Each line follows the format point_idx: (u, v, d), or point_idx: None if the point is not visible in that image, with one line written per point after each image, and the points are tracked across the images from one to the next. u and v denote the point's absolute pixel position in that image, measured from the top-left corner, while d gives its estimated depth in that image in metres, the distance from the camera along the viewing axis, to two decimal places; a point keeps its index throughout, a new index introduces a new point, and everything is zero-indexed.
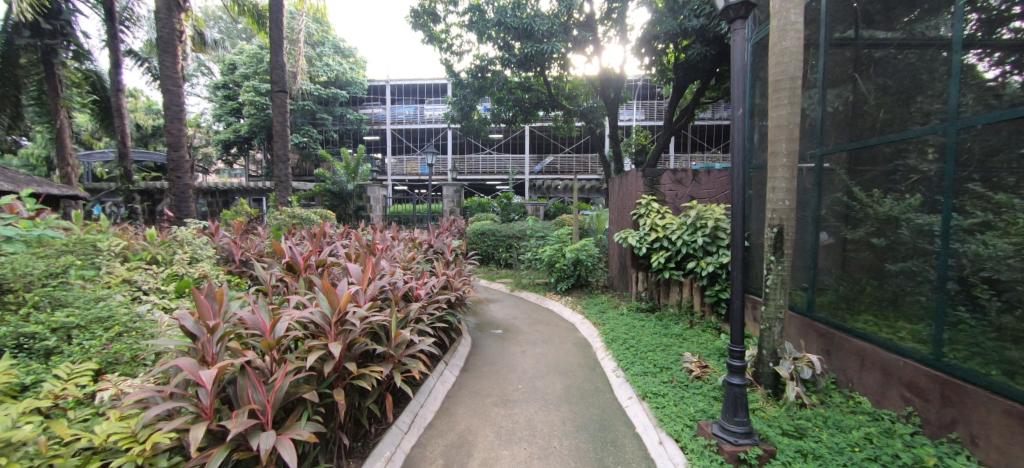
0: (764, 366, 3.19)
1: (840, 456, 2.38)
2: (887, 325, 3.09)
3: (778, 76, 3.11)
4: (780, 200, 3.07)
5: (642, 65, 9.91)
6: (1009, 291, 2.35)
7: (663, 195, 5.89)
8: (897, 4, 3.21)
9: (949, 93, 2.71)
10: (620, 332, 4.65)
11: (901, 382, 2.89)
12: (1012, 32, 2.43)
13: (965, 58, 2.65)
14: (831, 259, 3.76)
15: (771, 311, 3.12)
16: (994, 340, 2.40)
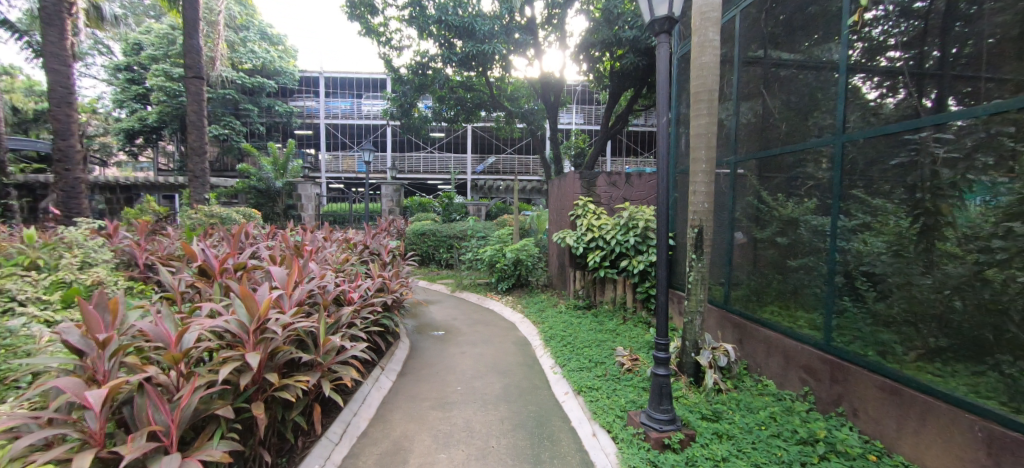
0: (687, 356, 3.44)
1: (749, 435, 2.63)
2: (789, 314, 3.47)
3: (698, 89, 3.37)
4: (701, 202, 3.32)
5: (580, 71, 10.26)
6: (882, 282, 2.73)
7: (599, 196, 6.12)
8: (797, 29, 3.60)
9: (839, 111, 3.09)
10: (557, 329, 4.79)
11: (800, 366, 3.25)
12: (887, 60, 2.82)
13: (852, 81, 3.04)
14: (743, 257, 4.15)
15: (693, 305, 3.36)
16: (871, 325, 2.78)
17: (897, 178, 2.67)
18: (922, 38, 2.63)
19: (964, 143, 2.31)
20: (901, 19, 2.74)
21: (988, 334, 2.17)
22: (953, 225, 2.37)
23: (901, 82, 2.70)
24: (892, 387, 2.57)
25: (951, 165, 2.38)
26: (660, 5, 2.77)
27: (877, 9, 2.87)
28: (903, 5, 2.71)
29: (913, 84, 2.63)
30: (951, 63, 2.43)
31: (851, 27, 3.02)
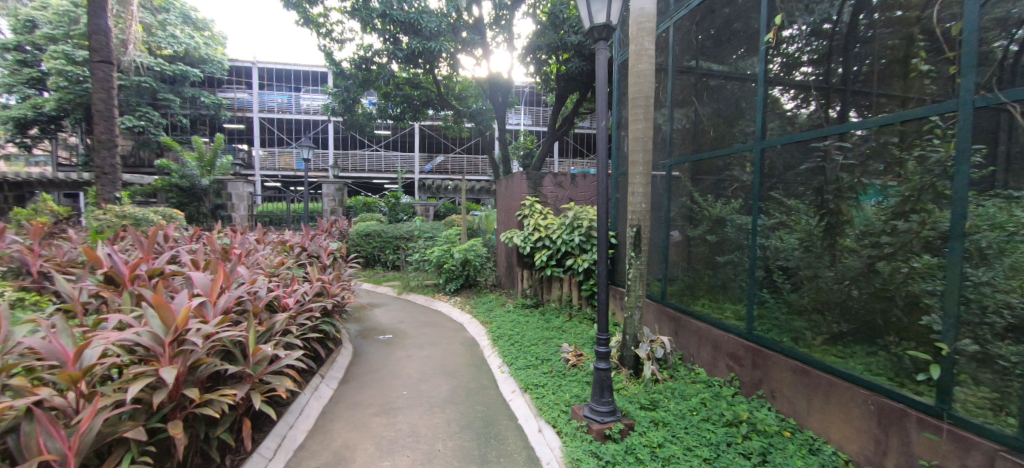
0: (627, 350, 3.60)
1: (682, 421, 2.81)
2: (718, 307, 3.75)
3: (636, 94, 3.54)
4: (638, 202, 3.49)
5: (527, 73, 10.41)
6: (795, 275, 3.03)
7: (545, 197, 6.24)
8: (724, 42, 3.89)
9: (760, 119, 3.38)
10: (505, 329, 4.83)
11: (727, 354, 3.52)
12: (801, 74, 3.12)
13: (772, 92, 3.34)
14: (678, 254, 4.42)
15: (632, 301, 3.53)
16: (786, 314, 3.07)
17: (807, 181, 2.97)
18: (827, 56, 2.94)
19: (860, 150, 2.62)
20: (811, 38, 3.04)
21: (878, 318, 2.47)
22: (851, 223, 2.68)
23: (811, 95, 3.02)
24: (802, 368, 2.86)
25: (849, 170, 2.69)
26: (598, 13, 2.87)
27: (791, 28, 3.17)
28: (812, 26, 3.01)
29: (821, 97, 2.94)
30: (851, 79, 2.74)
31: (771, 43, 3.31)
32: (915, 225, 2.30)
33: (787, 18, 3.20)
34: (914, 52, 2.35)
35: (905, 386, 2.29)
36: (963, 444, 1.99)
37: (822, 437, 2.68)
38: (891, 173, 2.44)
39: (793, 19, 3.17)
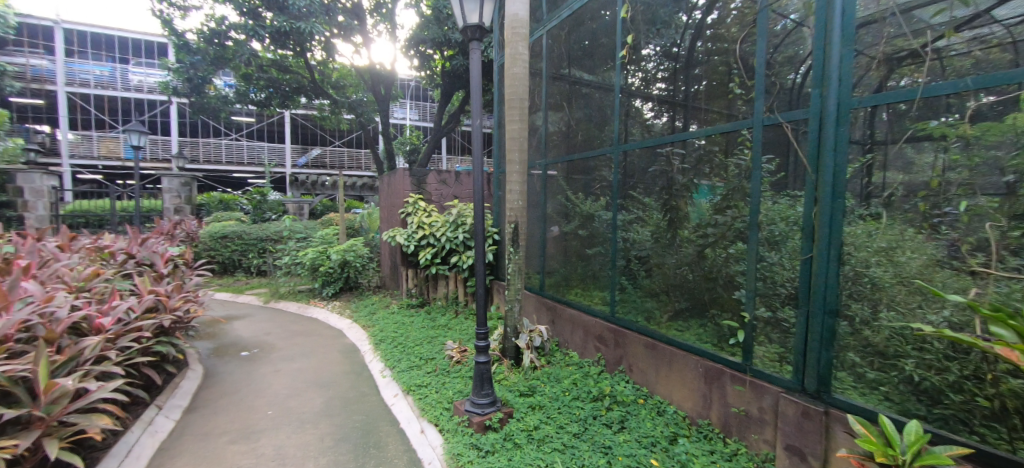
0: (508, 341, 3.76)
1: (556, 402, 3.04)
2: (588, 294, 4.13)
3: (511, 96, 3.70)
4: (516, 200, 3.67)
5: (411, 66, 10.11)
6: (648, 263, 3.51)
7: (429, 194, 6.17)
8: (592, 54, 4.28)
9: (621, 126, 3.83)
10: (388, 331, 4.66)
11: (595, 336, 3.90)
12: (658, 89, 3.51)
13: (632, 103, 3.76)
14: (554, 248, 4.76)
15: (512, 294, 3.69)
16: (640, 297, 3.53)
17: (655, 181, 3.45)
18: (674, 74, 3.37)
19: (693, 156, 3.13)
20: (662, 59, 3.49)
21: (705, 295, 3.00)
22: (687, 217, 3.19)
23: (660, 108, 3.47)
24: (652, 343, 3.31)
25: (685, 173, 3.19)
26: (471, 13, 2.92)
27: (647, 48, 3.63)
28: (662, 49, 3.48)
29: (669, 110, 3.38)
30: (691, 96, 3.20)
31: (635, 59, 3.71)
32: (729, 219, 2.85)
33: (642, 39, 3.66)
34: (733, 77, 2.84)
35: (723, 350, 2.82)
36: (760, 391, 2.52)
37: (666, 400, 3.13)
38: (713, 176, 2.97)
39: (648, 41, 3.62)
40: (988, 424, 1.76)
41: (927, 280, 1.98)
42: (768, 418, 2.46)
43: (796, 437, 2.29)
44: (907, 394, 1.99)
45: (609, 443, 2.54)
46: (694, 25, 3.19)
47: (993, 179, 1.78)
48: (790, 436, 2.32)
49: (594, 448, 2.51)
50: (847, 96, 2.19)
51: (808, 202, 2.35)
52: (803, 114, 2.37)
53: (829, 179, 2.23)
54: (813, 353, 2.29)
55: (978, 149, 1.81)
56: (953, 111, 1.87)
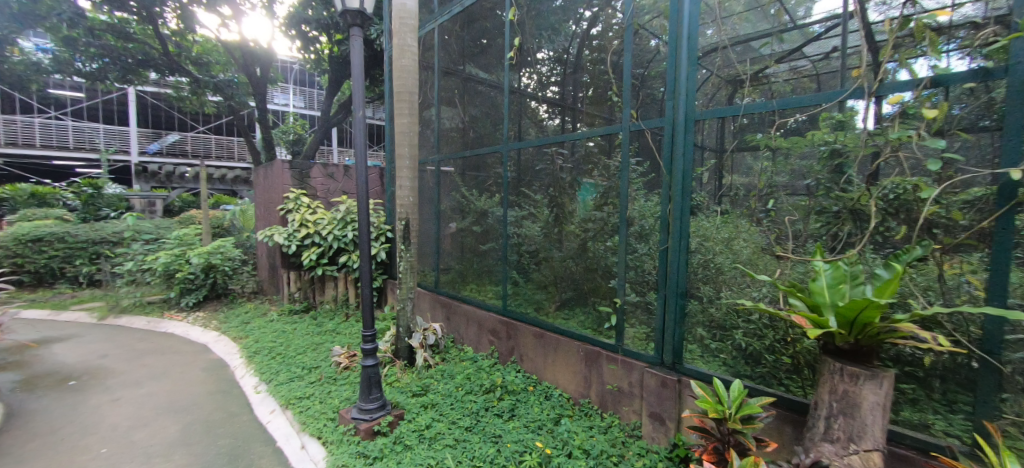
0: (401, 341, 3.68)
1: (449, 398, 3.06)
2: (482, 289, 4.22)
3: (400, 89, 3.58)
4: (406, 196, 3.58)
5: (292, 47, 9.18)
6: (536, 256, 3.71)
7: (313, 189, 5.71)
8: (485, 53, 4.34)
9: (512, 125, 3.95)
10: (265, 342, 4.21)
11: (489, 330, 3.99)
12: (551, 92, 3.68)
13: (528, 104, 3.87)
14: (449, 245, 4.75)
15: (404, 292, 3.61)
16: (530, 290, 3.71)
17: (542, 179, 3.65)
18: (562, 80, 3.61)
19: (575, 157, 3.38)
20: (554, 65, 3.71)
21: (586, 284, 3.28)
22: (570, 213, 3.43)
23: (551, 111, 3.66)
24: (540, 332, 3.50)
25: (568, 172, 3.43)
26: None
27: (540, 52, 3.81)
28: (555, 54, 3.68)
29: (561, 113, 3.58)
30: (580, 101, 3.42)
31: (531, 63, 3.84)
32: (604, 215, 3.14)
33: (535, 44, 3.85)
34: (609, 86, 3.14)
35: (600, 333, 3.10)
36: (629, 367, 2.83)
37: (554, 384, 3.34)
38: (592, 176, 3.23)
39: (541, 46, 3.81)
40: (789, 376, 2.22)
41: (749, 264, 2.43)
42: (636, 391, 2.77)
43: (657, 404, 2.62)
44: (736, 358, 2.42)
45: (499, 432, 2.63)
46: (581, 35, 3.43)
47: (794, 182, 2.26)
48: (653, 404, 2.65)
49: (485, 438, 2.59)
50: (692, 110, 2.59)
51: (664, 199, 2.70)
52: (659, 122, 2.74)
53: (679, 180, 2.60)
54: (669, 330, 2.66)
55: (787, 158, 2.28)
56: (767, 127, 2.34)
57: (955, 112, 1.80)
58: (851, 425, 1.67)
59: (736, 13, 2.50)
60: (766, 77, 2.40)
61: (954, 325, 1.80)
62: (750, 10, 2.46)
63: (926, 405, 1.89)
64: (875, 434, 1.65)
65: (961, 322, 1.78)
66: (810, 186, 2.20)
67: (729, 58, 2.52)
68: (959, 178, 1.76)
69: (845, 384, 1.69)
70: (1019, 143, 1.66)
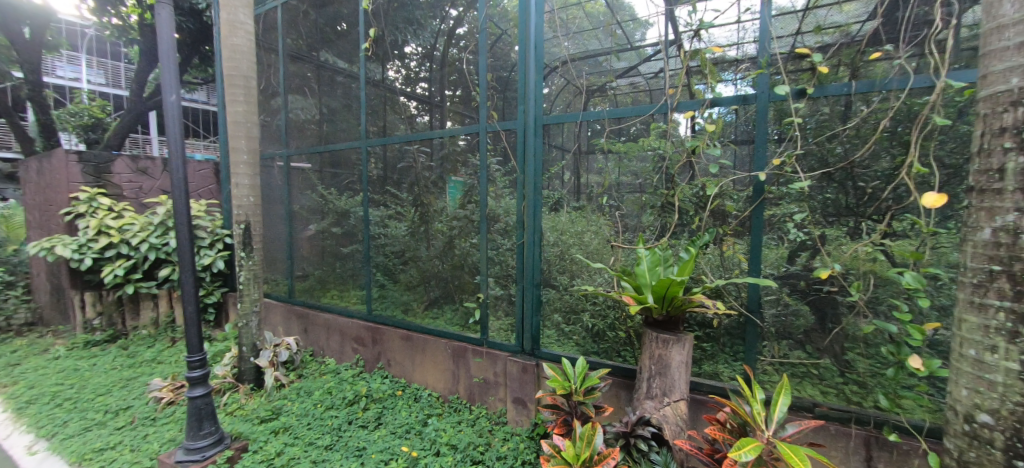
0: (245, 363, 3.26)
1: (306, 418, 2.79)
2: (343, 296, 3.96)
3: (231, 71, 3.11)
4: (245, 196, 3.13)
5: (80, 7, 7.21)
6: (402, 257, 3.61)
7: (117, 187, 4.66)
8: (341, 40, 4.02)
9: (372, 122, 3.76)
10: (44, 387, 3.27)
11: (352, 338, 3.76)
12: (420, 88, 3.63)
13: (396, 100, 3.71)
14: (304, 249, 4.32)
15: (246, 306, 3.19)
16: (396, 292, 3.62)
17: (405, 177, 3.56)
18: (427, 77, 3.58)
19: (438, 154, 3.36)
20: (421, 61, 3.65)
21: (452, 282, 3.32)
22: (436, 211, 3.41)
23: (420, 108, 3.59)
24: (407, 334, 3.42)
25: (431, 170, 3.40)
26: None
27: (408, 46, 3.70)
28: (422, 49, 3.61)
29: (429, 110, 3.53)
30: (445, 99, 3.42)
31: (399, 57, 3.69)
32: (468, 213, 3.22)
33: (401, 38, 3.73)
34: (470, 88, 3.22)
35: (467, 328, 3.17)
36: (493, 358, 2.96)
37: (423, 385, 3.30)
38: (455, 174, 3.27)
39: (406, 39, 3.71)
40: (625, 348, 2.57)
41: (591, 253, 2.75)
42: (501, 380, 2.91)
43: (519, 389, 2.81)
44: (584, 337, 2.72)
45: (363, 444, 2.50)
46: (446, 33, 3.43)
47: (630, 181, 2.61)
48: (515, 389, 2.82)
49: (347, 454, 2.43)
50: (540, 114, 2.85)
51: (518, 197, 2.92)
52: (511, 125, 2.94)
53: (531, 179, 2.84)
54: (527, 319, 2.87)
55: (623, 159, 2.62)
56: (603, 132, 2.68)
57: (728, 126, 2.31)
58: (665, 382, 2.02)
59: (585, 29, 2.87)
60: (613, 88, 2.79)
61: (732, 294, 2.32)
62: (597, 28, 2.86)
63: (718, 357, 2.38)
64: (681, 387, 2.02)
65: (736, 290, 2.31)
66: (640, 184, 2.58)
67: (582, 69, 2.84)
68: (728, 179, 2.29)
69: (659, 349, 2.03)
70: (766, 152, 2.20)
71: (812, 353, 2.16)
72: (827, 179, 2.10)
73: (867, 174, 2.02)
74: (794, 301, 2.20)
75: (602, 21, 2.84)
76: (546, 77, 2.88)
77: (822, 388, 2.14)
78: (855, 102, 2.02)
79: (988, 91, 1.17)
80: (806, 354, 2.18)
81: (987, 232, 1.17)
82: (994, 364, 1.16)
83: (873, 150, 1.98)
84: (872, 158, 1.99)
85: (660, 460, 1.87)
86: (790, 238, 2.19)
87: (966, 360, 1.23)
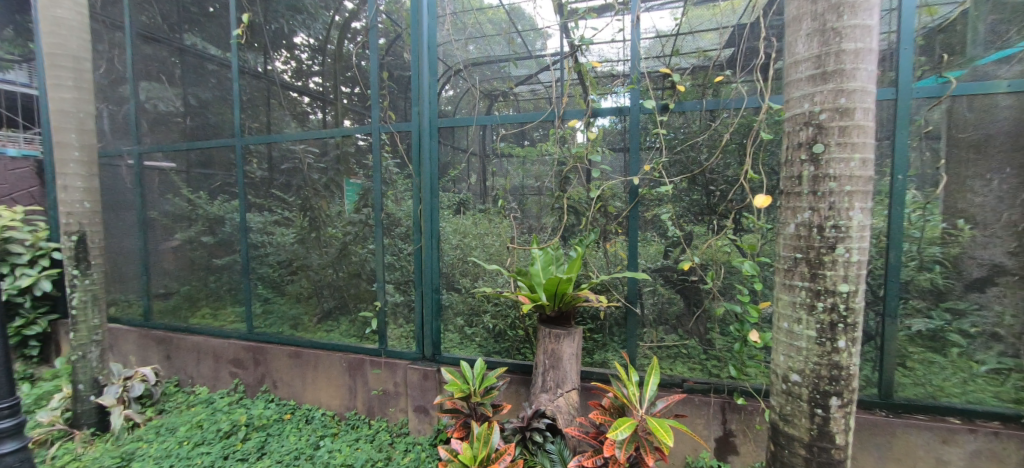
0: (83, 404, 2.72)
1: (167, 460, 2.41)
2: (217, 314, 3.50)
3: (54, 49, 2.54)
4: (76, 201, 2.58)
5: None
6: (289, 266, 3.31)
7: None
8: (211, 23, 3.53)
9: (250, 117, 3.38)
10: None
11: (229, 361, 3.34)
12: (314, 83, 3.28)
13: (287, 95, 3.32)
14: (165, 263, 3.71)
15: (82, 335, 2.67)
16: (283, 305, 3.31)
17: (290, 179, 3.25)
18: (314, 72, 3.30)
19: (329, 155, 3.14)
20: (314, 54, 3.31)
21: (346, 291, 3.13)
22: (328, 216, 3.18)
23: (312, 104, 3.26)
24: (296, 351, 3.14)
25: (321, 172, 3.17)
26: None
27: (298, 37, 3.35)
28: (314, 42, 3.29)
29: (323, 107, 3.21)
30: (334, 93, 3.19)
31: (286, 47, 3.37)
32: (363, 218, 3.06)
33: (291, 27, 3.37)
34: (362, 86, 3.06)
35: (364, 339, 3.03)
36: (393, 368, 2.86)
37: (315, 405, 3.06)
38: (349, 176, 3.08)
39: (296, 29, 3.36)
40: (524, 345, 2.67)
41: (490, 255, 2.80)
42: (401, 390, 2.83)
43: (420, 397, 2.76)
44: (485, 338, 2.76)
45: None
46: (339, 26, 3.18)
47: (527, 184, 2.71)
48: (417, 397, 2.77)
49: None
50: (434, 117, 2.83)
51: (414, 201, 2.86)
52: (405, 126, 2.87)
53: (427, 182, 2.81)
54: (428, 324, 2.83)
55: (522, 162, 2.70)
56: (500, 137, 2.75)
57: (610, 133, 2.54)
58: (558, 375, 2.14)
59: (486, 34, 2.87)
60: (516, 95, 2.80)
61: (616, 287, 2.55)
62: (497, 35, 2.85)
63: (607, 346, 2.58)
64: (572, 377, 2.16)
65: (619, 284, 2.53)
66: (537, 187, 2.68)
67: (484, 75, 2.87)
68: (608, 183, 2.51)
69: (551, 343, 2.15)
70: (638, 158, 2.47)
71: (682, 335, 2.47)
72: (690, 183, 2.40)
73: (719, 179, 2.36)
74: (667, 291, 2.48)
75: (502, 28, 2.83)
76: (447, 81, 2.86)
77: (690, 365, 2.45)
78: (707, 118, 2.36)
79: (790, 113, 1.45)
80: (678, 337, 2.48)
81: (793, 227, 1.44)
82: (800, 333, 1.43)
83: (720, 159, 2.35)
84: (723, 166, 2.35)
85: (555, 449, 1.96)
86: (667, 234, 2.45)
87: (782, 331, 1.50)
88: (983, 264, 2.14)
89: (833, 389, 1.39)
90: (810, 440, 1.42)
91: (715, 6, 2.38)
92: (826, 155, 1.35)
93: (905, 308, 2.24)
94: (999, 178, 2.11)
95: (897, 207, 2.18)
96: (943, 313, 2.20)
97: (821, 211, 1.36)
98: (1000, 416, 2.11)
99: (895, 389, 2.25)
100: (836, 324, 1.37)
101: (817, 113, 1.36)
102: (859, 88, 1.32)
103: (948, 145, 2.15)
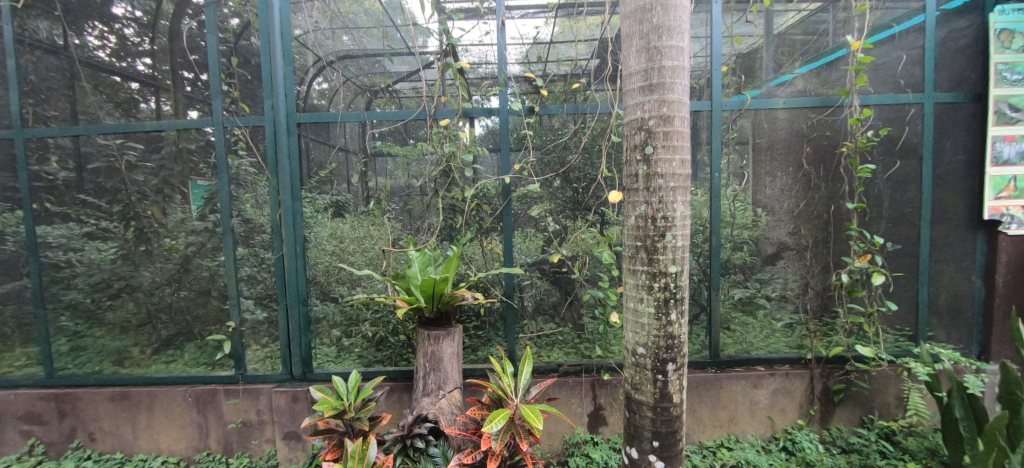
0: None
1: None
2: None
3: None
4: None
5: None
6: (106, 289, 2.69)
7: None
8: None
9: (39, 105, 2.66)
10: None
11: (17, 418, 2.60)
12: (144, 66, 2.67)
13: (108, 80, 2.67)
14: None
15: None
16: (100, 339, 2.69)
17: (104, 181, 2.64)
18: (134, 50, 2.69)
19: (159, 152, 2.63)
20: (141, 30, 2.68)
21: (191, 314, 2.67)
22: (163, 226, 2.66)
23: (138, 91, 2.67)
24: (122, 392, 2.59)
25: (150, 173, 2.64)
26: None
27: (117, 6, 2.68)
28: (138, 15, 2.66)
29: (153, 95, 2.65)
30: (162, 78, 2.66)
31: (92, 16, 2.69)
32: (210, 225, 2.63)
33: None
34: (202, 73, 2.62)
35: (216, 367, 2.63)
36: (255, 394, 2.55)
37: (153, 452, 2.57)
38: (189, 177, 2.62)
39: None
40: (406, 350, 2.60)
41: (364, 260, 2.63)
42: (266, 418, 2.54)
43: (290, 423, 2.49)
44: (365, 348, 2.61)
45: None
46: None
47: (405, 183, 2.61)
48: (285, 424, 2.50)
49: None
50: (293, 111, 2.56)
51: (273, 205, 2.57)
52: (258, 121, 2.55)
53: (288, 184, 2.54)
54: (295, 340, 2.57)
55: (404, 162, 2.60)
56: (372, 134, 2.60)
57: (485, 134, 2.59)
58: (439, 376, 2.13)
59: (361, 25, 2.68)
60: (395, 91, 2.65)
61: (494, 284, 2.62)
62: (370, 27, 2.68)
63: (489, 341, 2.65)
64: (453, 377, 2.16)
65: (497, 280, 2.61)
66: (420, 187, 2.60)
67: (359, 68, 2.68)
68: (482, 181, 2.57)
69: (431, 345, 2.13)
70: (510, 159, 2.57)
71: (558, 323, 2.66)
72: (560, 182, 2.60)
73: (584, 177, 2.58)
74: (544, 283, 2.64)
75: (377, 19, 2.66)
76: (318, 72, 2.64)
77: (565, 350, 2.65)
78: (571, 121, 2.57)
79: (628, 119, 1.64)
80: (555, 325, 2.65)
81: (633, 219, 1.64)
82: (643, 311, 1.63)
83: (583, 159, 2.58)
84: (585, 165, 2.58)
85: (438, 452, 1.95)
86: (545, 229, 2.61)
87: (630, 310, 1.70)
88: (775, 242, 2.71)
89: (669, 356, 1.62)
90: (655, 402, 1.64)
91: (580, 19, 2.57)
92: (654, 156, 1.56)
93: (727, 281, 2.73)
94: (782, 175, 2.69)
95: (716, 199, 2.65)
96: (753, 283, 2.74)
97: (654, 204, 1.58)
98: (789, 360, 2.71)
99: (721, 349, 2.74)
100: (668, 299, 1.60)
101: (647, 120, 1.57)
102: (677, 100, 1.55)
103: (750, 149, 2.67)
